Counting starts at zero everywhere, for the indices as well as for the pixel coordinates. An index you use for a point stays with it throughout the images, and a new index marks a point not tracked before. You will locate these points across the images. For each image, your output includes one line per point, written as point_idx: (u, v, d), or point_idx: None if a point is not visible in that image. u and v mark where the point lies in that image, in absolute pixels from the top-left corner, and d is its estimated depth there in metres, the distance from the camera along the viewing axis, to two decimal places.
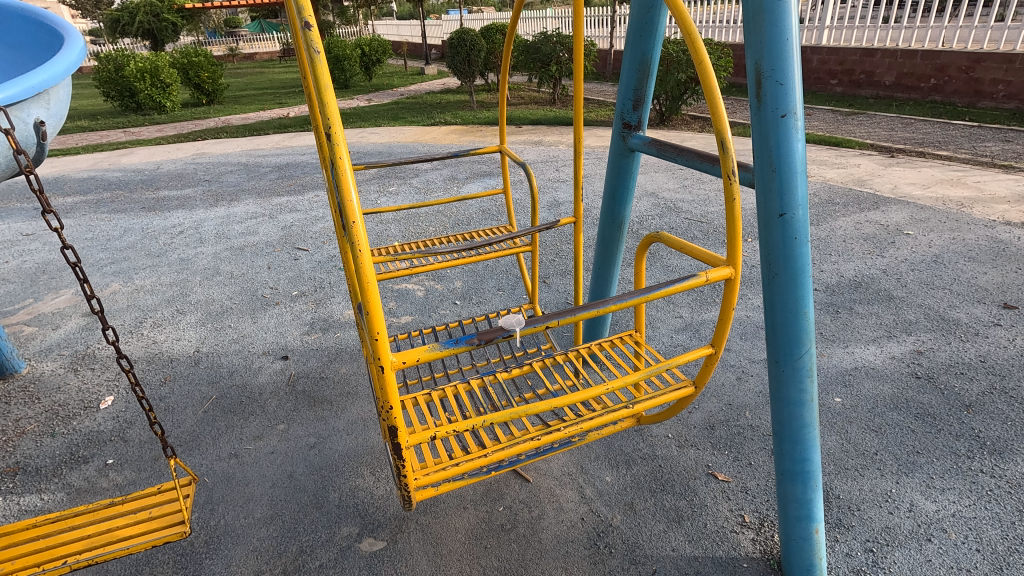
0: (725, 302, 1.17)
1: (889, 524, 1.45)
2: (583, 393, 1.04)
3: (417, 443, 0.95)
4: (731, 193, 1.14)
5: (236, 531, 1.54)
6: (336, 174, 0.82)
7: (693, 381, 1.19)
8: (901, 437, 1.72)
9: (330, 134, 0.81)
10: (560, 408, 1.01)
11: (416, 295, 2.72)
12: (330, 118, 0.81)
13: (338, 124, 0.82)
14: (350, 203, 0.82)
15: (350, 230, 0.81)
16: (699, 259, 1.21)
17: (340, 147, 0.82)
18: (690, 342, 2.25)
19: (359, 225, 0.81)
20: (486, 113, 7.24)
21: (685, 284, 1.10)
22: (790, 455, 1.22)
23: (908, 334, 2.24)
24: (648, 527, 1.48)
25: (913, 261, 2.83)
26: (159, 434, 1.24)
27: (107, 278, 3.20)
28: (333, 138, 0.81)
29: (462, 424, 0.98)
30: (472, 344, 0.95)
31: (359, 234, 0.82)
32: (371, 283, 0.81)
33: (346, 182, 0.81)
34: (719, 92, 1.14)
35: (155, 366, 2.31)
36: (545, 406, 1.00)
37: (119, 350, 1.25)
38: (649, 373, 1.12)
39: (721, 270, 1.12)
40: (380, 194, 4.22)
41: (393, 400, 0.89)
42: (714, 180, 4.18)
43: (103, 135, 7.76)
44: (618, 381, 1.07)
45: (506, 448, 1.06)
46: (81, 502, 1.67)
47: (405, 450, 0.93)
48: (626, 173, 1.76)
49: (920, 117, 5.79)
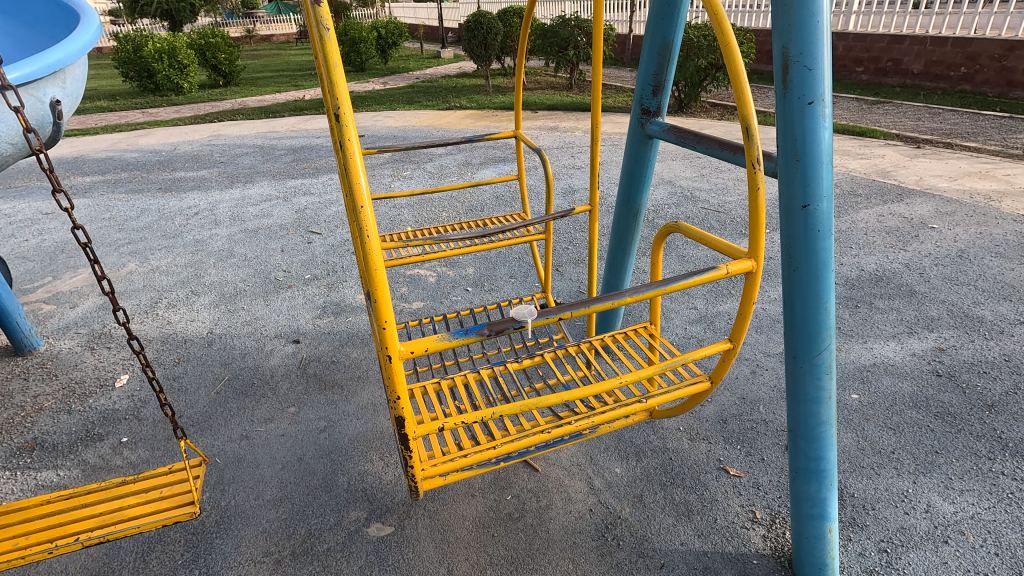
0: (745, 295, 1.13)
1: (905, 524, 1.42)
2: (599, 386, 1.01)
3: (425, 433, 0.93)
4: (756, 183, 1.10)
5: (246, 512, 1.55)
6: (343, 156, 0.80)
7: (709, 376, 1.15)
8: (919, 436, 1.68)
9: (338, 112, 0.79)
10: (573, 401, 0.98)
11: (428, 280, 2.71)
12: (339, 99, 0.79)
13: (347, 106, 0.80)
14: (358, 186, 0.80)
15: (358, 215, 0.80)
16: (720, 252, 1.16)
17: (349, 128, 0.80)
18: (704, 334, 2.22)
19: (368, 210, 0.80)
20: (501, 98, 7.18)
21: (703, 277, 1.06)
22: (804, 453, 1.19)
23: (930, 331, 2.18)
24: (657, 520, 1.46)
25: (937, 255, 2.75)
26: (168, 416, 1.22)
27: (124, 259, 3.24)
28: (341, 119, 0.80)
29: (471, 416, 0.96)
30: (482, 334, 0.92)
31: (367, 219, 0.80)
32: (378, 271, 0.80)
33: (354, 163, 0.80)
34: (744, 78, 1.09)
35: (169, 347, 2.33)
36: (557, 398, 0.98)
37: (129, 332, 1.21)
38: (665, 368, 1.08)
39: (743, 263, 1.07)
40: (394, 179, 4.22)
41: (402, 391, 0.87)
42: (732, 169, 4.11)
43: (122, 116, 7.83)
44: (633, 375, 1.04)
45: (515, 441, 1.04)
46: (96, 478, 1.70)
47: (412, 440, 0.92)
48: (643, 161, 1.71)
49: (948, 107, 5.63)
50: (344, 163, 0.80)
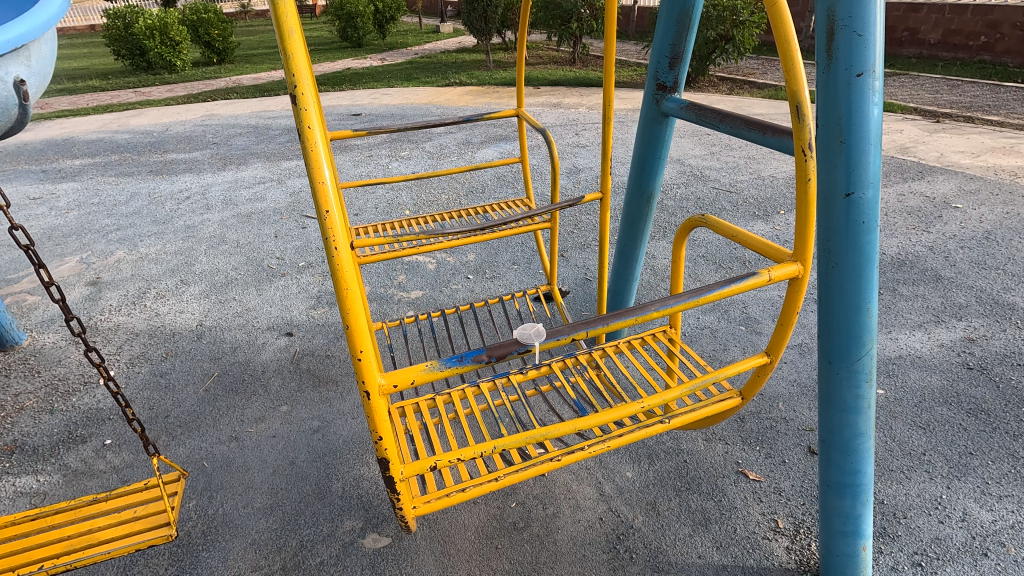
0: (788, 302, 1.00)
1: (940, 534, 1.32)
2: (615, 411, 0.89)
3: (414, 472, 0.81)
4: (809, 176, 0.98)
5: (235, 522, 1.46)
6: (304, 148, 0.67)
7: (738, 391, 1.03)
8: (951, 436, 1.57)
9: (295, 92, 0.67)
10: (586, 430, 0.86)
11: (427, 268, 2.59)
12: (297, 78, 0.66)
13: (307, 86, 0.67)
14: (322, 184, 0.67)
15: (323, 219, 0.67)
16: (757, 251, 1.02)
17: (309, 113, 0.67)
18: (718, 325, 2.10)
19: (334, 213, 0.67)
20: (503, 74, 6.95)
21: (744, 286, 0.93)
22: (838, 466, 1.08)
23: (958, 319, 2.05)
24: (673, 530, 1.37)
25: (963, 237, 2.61)
26: (137, 432, 1.13)
27: (112, 246, 3.12)
28: (300, 102, 0.67)
29: (468, 451, 0.84)
30: (479, 362, 0.81)
31: (334, 223, 0.67)
32: (349, 286, 0.69)
33: (317, 155, 0.67)
34: (786, 46, 0.95)
35: (156, 341, 2.23)
36: (568, 427, 0.86)
37: (87, 342, 1.09)
38: (690, 387, 0.95)
39: (789, 269, 0.94)
40: (391, 160, 4.07)
41: (385, 430, 0.76)
42: (743, 147, 3.95)
43: (114, 96, 7.63)
44: (654, 398, 0.91)
45: (519, 470, 0.92)
46: (77, 485, 1.61)
47: (399, 482, 0.81)
48: (658, 141, 1.57)
49: (967, 79, 5.41)
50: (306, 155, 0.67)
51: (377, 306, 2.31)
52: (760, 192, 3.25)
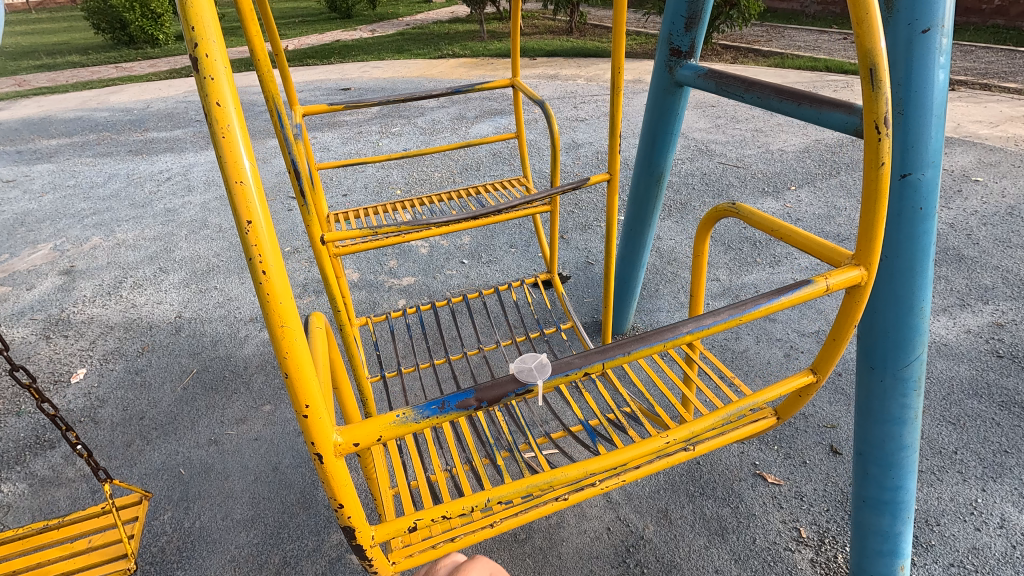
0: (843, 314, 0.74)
1: (977, 544, 1.21)
2: (634, 448, 0.71)
3: (389, 535, 0.65)
4: (881, 154, 0.64)
5: (213, 536, 1.35)
6: (212, 131, 0.47)
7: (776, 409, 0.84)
8: (984, 433, 1.46)
9: (194, 45, 0.47)
10: (598, 474, 0.69)
11: (420, 252, 2.45)
12: (198, 30, 0.46)
13: (215, 42, 0.47)
14: (240, 183, 0.48)
15: (246, 233, 0.48)
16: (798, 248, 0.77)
17: (218, 81, 0.47)
18: (729, 311, 1.97)
19: (261, 225, 0.48)
20: (497, 44, 6.69)
21: (797, 298, 0.68)
22: (877, 481, 0.96)
23: (985, 303, 1.93)
24: (686, 541, 1.26)
25: (985, 213, 2.47)
26: (84, 458, 1.02)
27: (88, 232, 2.96)
28: (204, 65, 0.47)
29: (458, 505, 0.66)
30: (466, 409, 0.61)
31: (262, 239, 0.49)
32: (285, 322, 0.51)
33: (231, 138, 0.48)
34: None
35: (132, 334, 2.10)
36: (575, 472, 0.68)
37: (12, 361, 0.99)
38: (726, 413, 0.75)
39: (849, 272, 0.69)
40: (382, 136, 3.88)
41: (346, 496, 0.58)
42: (750, 119, 3.77)
43: (93, 72, 7.34)
44: (683, 429, 0.73)
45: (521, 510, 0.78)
46: (43, 495, 1.49)
47: (372, 547, 0.64)
48: (669, 115, 1.42)
49: (980, 44, 5.19)
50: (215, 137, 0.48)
51: (366, 295, 2.18)
52: (768, 166, 3.09)
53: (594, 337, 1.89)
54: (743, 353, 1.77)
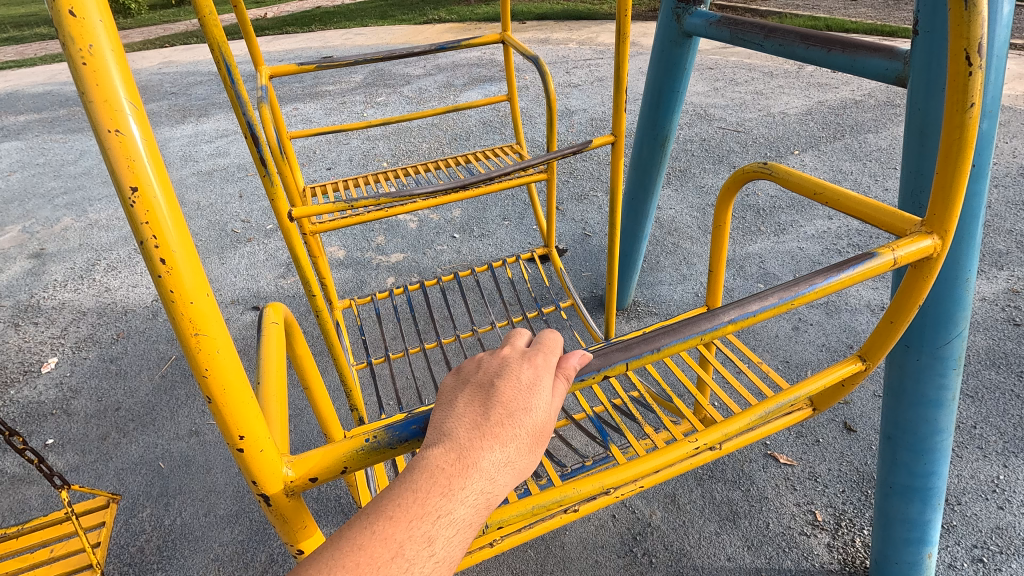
0: (907, 290, 0.64)
1: (1000, 523, 1.15)
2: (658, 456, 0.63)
3: None
4: (969, 93, 0.53)
5: (195, 533, 1.27)
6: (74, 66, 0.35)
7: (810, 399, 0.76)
8: (1003, 405, 1.40)
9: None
10: (611, 489, 0.62)
11: (409, 227, 2.33)
12: None
13: None
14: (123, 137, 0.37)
15: (138, 205, 0.37)
16: (847, 211, 0.67)
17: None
18: (734, 283, 1.88)
19: (157, 194, 0.38)
20: (485, 8, 6.43)
21: (859, 272, 0.57)
22: (907, 467, 0.89)
23: (1000, 269, 1.85)
24: (696, 528, 1.20)
25: (996, 175, 2.38)
26: (34, 463, 0.93)
27: (58, 212, 2.81)
28: None
29: None
30: None
31: (160, 215, 0.38)
32: (198, 329, 0.41)
33: (104, 79, 0.36)
34: None
35: (106, 320, 1.99)
36: (589, 489, 0.61)
37: None
38: (758, 415, 0.66)
39: (918, 242, 0.58)
40: (366, 106, 3.71)
41: (300, 531, 0.51)
42: (750, 81, 3.62)
43: (63, 44, 7.01)
44: (712, 432, 0.65)
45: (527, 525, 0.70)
46: (14, 495, 1.40)
47: None
48: (677, 69, 1.30)
49: None
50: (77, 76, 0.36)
51: (353, 274, 2.07)
52: (771, 130, 2.97)
53: (594, 313, 1.80)
54: (751, 327, 1.68)
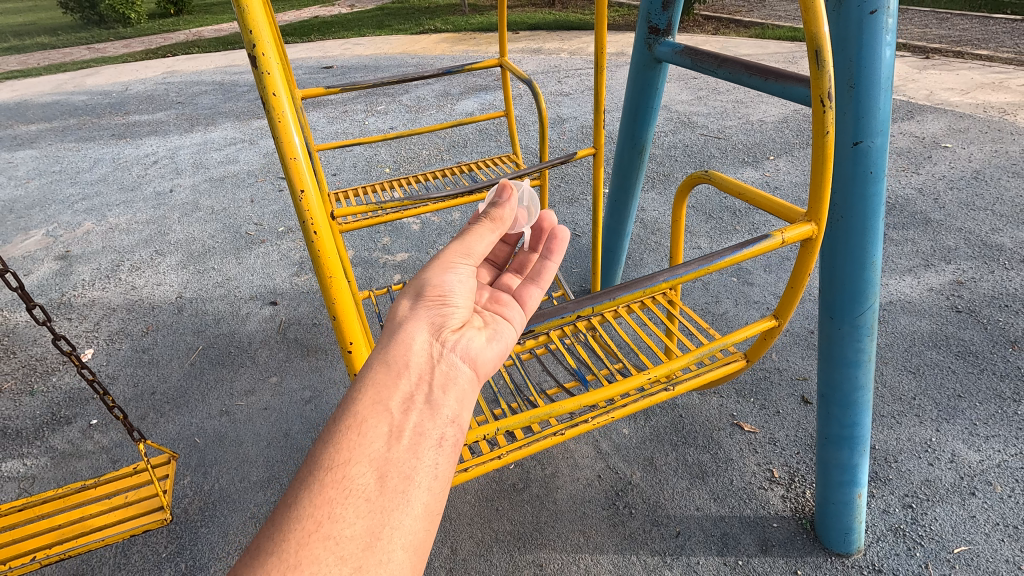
0: (798, 265, 0.92)
1: (929, 476, 1.35)
2: (621, 384, 0.87)
3: None
4: (825, 124, 0.79)
5: (233, 496, 1.45)
6: (271, 119, 0.65)
7: (744, 354, 0.99)
8: (940, 379, 1.60)
9: (254, 50, 0.63)
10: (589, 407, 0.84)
11: (412, 229, 2.51)
12: (260, 48, 0.63)
13: (268, 48, 0.63)
14: (295, 163, 0.66)
15: (300, 201, 0.67)
16: (762, 208, 0.96)
17: (272, 78, 0.64)
18: (710, 277, 2.08)
19: (311, 194, 0.67)
20: (479, 18, 6.64)
21: (755, 249, 0.88)
22: (837, 420, 1.08)
23: (947, 263, 2.05)
24: (670, 484, 1.38)
25: (952, 178, 2.59)
26: (119, 419, 1.08)
27: (79, 217, 2.97)
28: (262, 67, 0.63)
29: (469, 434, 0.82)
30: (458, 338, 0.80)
31: (311, 206, 0.68)
32: (333, 274, 0.71)
33: (286, 126, 0.65)
34: None
35: (135, 315, 2.16)
36: (571, 405, 0.84)
37: (53, 330, 1.04)
38: (698, 354, 0.91)
39: (803, 228, 0.86)
40: (368, 115, 3.90)
41: None
42: (731, 90, 3.84)
43: (65, 54, 7.15)
44: (661, 368, 0.90)
45: (523, 447, 0.89)
46: (66, 467, 1.57)
47: None
48: (650, 89, 1.50)
49: (955, 15, 5.31)
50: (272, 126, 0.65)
51: (362, 272, 2.25)
52: (749, 137, 3.18)
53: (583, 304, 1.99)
54: (723, 316, 1.88)
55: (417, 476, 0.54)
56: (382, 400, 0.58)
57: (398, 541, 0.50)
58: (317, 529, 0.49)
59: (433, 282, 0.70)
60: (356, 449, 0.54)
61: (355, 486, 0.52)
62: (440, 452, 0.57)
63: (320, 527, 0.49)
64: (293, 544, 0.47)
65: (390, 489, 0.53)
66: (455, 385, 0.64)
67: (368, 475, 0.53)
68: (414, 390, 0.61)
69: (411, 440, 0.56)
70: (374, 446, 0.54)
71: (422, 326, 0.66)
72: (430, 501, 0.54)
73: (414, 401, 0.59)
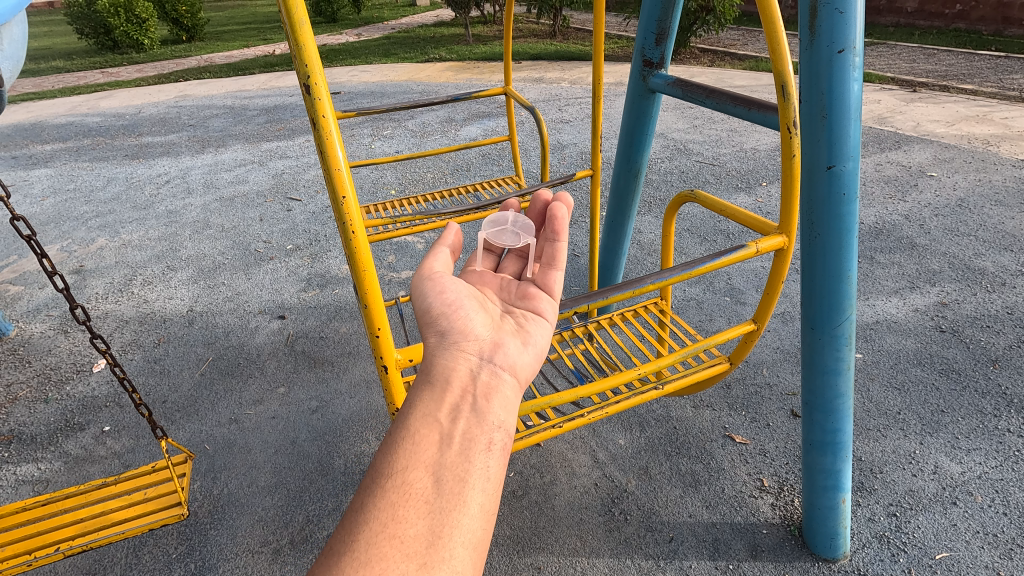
0: (774, 272, 1.11)
1: (913, 487, 1.40)
2: (613, 378, 1.00)
3: None
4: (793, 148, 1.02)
5: (241, 500, 1.50)
6: (318, 134, 0.74)
7: (729, 358, 1.14)
8: (924, 395, 1.66)
9: (307, 80, 0.72)
10: (587, 396, 0.97)
11: (416, 248, 2.61)
12: (311, 73, 0.72)
13: (317, 73, 0.73)
14: (337, 172, 0.74)
15: (341, 207, 0.75)
16: (743, 223, 1.14)
17: (322, 101, 0.73)
18: (704, 296, 2.16)
19: (351, 199, 0.75)
20: (482, 48, 6.85)
21: (734, 257, 1.04)
22: (820, 425, 1.14)
23: (932, 285, 2.14)
24: (664, 492, 1.43)
25: (937, 206, 2.69)
26: (145, 417, 1.19)
27: (93, 233, 3.06)
28: (313, 92, 0.73)
29: None
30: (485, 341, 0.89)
31: (351, 211, 0.76)
32: (366, 268, 0.78)
33: (332, 141, 0.74)
34: (780, 24, 0.99)
35: (147, 327, 2.22)
36: (570, 395, 0.97)
37: (92, 330, 1.15)
38: (682, 354, 1.08)
39: (774, 239, 1.05)
40: (374, 139, 4.03)
41: (396, 396, 0.89)
42: (726, 119, 3.98)
43: (80, 77, 7.36)
44: (650, 365, 1.03)
45: (524, 438, 1.01)
46: (79, 471, 1.62)
47: None
48: (644, 116, 1.60)
49: (941, 50, 5.54)
50: (320, 141, 0.74)
51: None
52: (742, 164, 3.30)
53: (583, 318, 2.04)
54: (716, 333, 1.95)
55: (470, 478, 0.61)
56: (432, 412, 0.66)
57: (457, 539, 0.56)
58: (383, 530, 0.55)
59: (436, 302, 0.79)
60: (413, 457, 0.62)
61: (414, 490, 0.59)
62: (490, 455, 0.64)
63: (386, 528, 0.55)
64: (362, 545, 0.53)
65: (445, 491, 0.59)
66: (496, 393, 0.71)
67: (425, 478, 0.60)
68: (458, 401, 0.68)
69: (461, 445, 0.63)
70: (427, 453, 0.62)
71: (450, 348, 0.75)
72: (485, 501, 0.60)
73: (460, 411, 0.67)
